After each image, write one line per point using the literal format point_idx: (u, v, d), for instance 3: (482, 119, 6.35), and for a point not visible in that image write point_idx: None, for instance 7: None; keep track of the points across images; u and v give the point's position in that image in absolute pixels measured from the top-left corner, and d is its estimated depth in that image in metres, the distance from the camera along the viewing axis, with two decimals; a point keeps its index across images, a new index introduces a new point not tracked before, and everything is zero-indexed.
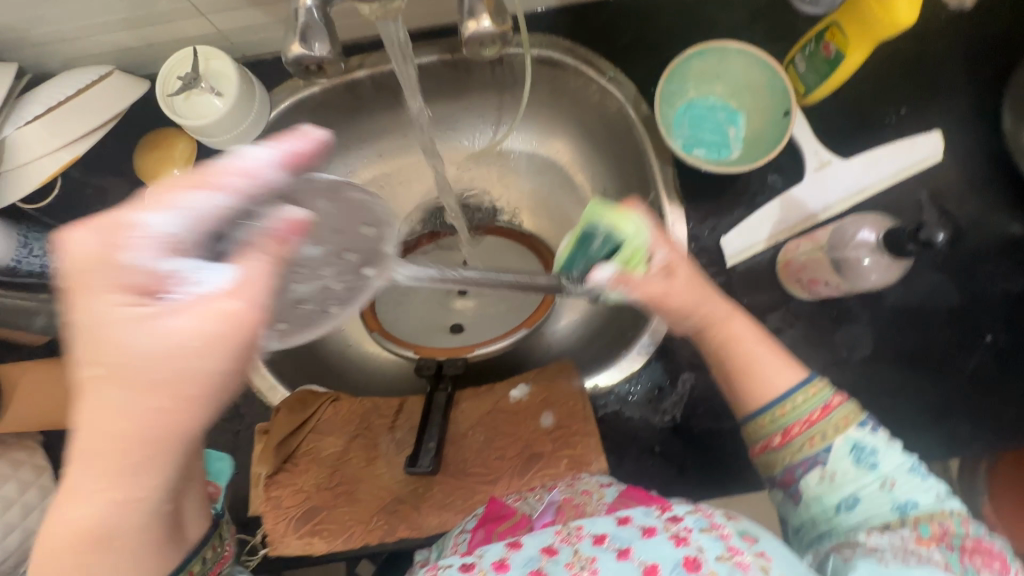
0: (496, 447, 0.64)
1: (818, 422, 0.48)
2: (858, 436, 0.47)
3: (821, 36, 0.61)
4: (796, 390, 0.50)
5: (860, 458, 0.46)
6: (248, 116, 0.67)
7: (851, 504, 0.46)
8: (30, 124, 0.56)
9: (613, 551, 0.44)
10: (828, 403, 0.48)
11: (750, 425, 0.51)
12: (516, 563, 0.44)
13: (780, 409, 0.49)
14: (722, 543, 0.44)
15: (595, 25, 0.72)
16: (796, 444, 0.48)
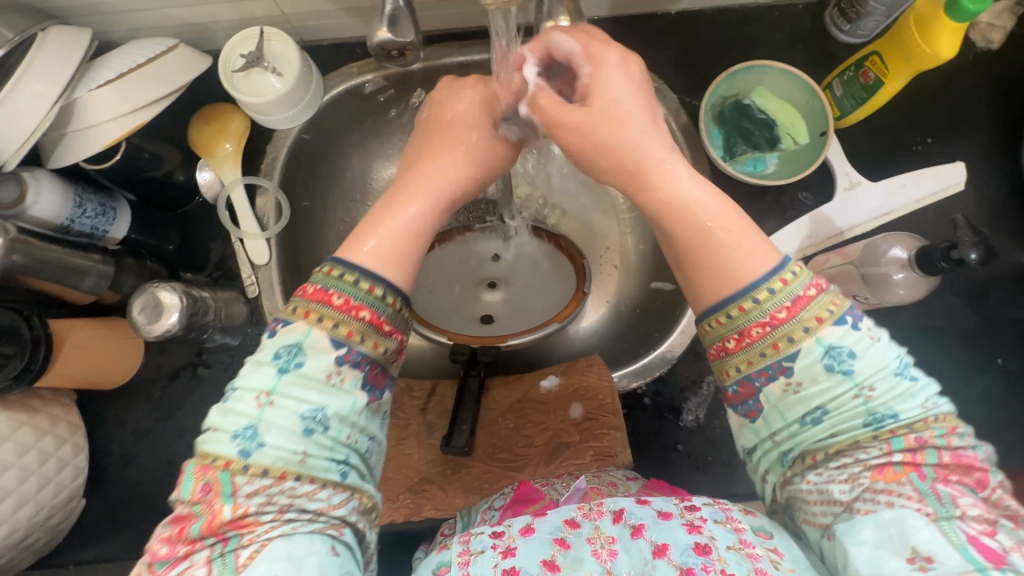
0: (524, 435, 0.66)
1: (784, 323, 0.39)
2: (835, 338, 0.39)
3: (861, 63, 0.64)
4: (766, 281, 0.41)
5: (835, 364, 0.39)
6: (305, 98, 0.69)
7: (819, 417, 0.40)
8: (102, 88, 0.58)
9: (629, 529, 0.45)
10: (803, 293, 0.40)
11: (705, 324, 0.43)
12: (541, 529, 0.46)
13: (740, 305, 0.41)
14: (735, 536, 0.43)
15: (641, 39, 0.75)
16: (750, 351, 0.40)
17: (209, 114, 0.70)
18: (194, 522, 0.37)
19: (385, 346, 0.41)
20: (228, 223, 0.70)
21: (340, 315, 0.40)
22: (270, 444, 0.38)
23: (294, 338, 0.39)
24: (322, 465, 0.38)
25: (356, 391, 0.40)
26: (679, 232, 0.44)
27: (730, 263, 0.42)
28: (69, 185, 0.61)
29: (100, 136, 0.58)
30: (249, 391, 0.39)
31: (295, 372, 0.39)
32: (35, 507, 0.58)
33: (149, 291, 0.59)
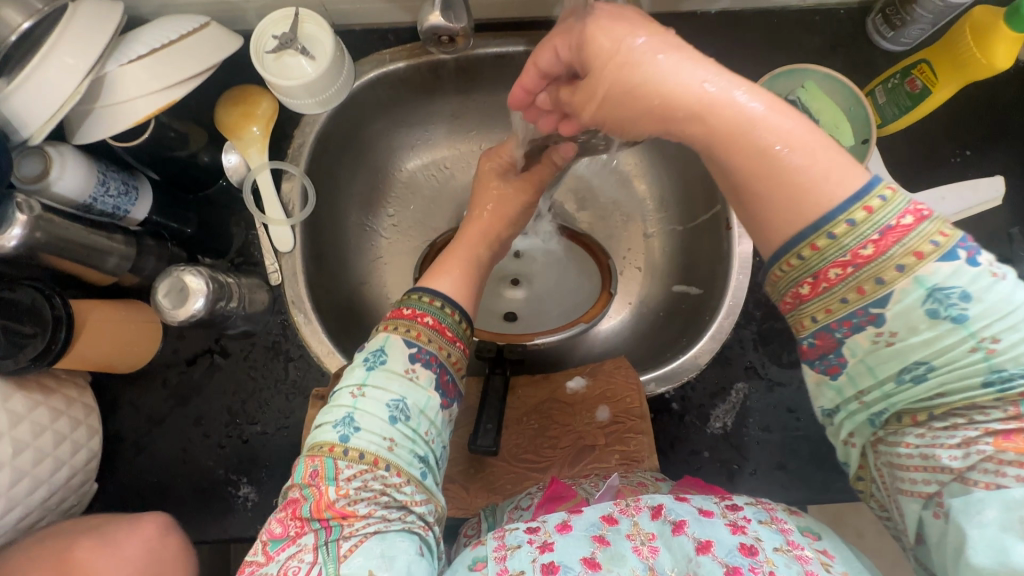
0: (549, 436, 0.65)
1: (869, 262, 0.38)
2: (941, 281, 0.37)
3: (908, 71, 0.64)
4: (848, 210, 0.38)
5: (941, 308, 0.37)
6: (335, 83, 0.67)
7: (922, 374, 0.38)
8: (133, 64, 0.56)
9: (668, 524, 0.44)
10: (894, 223, 0.38)
11: (776, 271, 0.42)
12: (578, 526, 0.45)
13: (811, 245, 0.39)
14: (781, 537, 0.43)
15: (681, 37, 0.73)
16: (830, 297, 0.39)
17: (236, 96, 0.68)
18: (304, 503, 0.44)
19: (448, 349, 0.51)
20: (253, 208, 0.68)
21: (410, 322, 0.51)
22: (364, 429, 0.45)
23: (378, 345, 0.49)
24: (406, 457, 0.45)
25: (430, 389, 0.48)
26: (741, 167, 0.42)
27: (802, 185, 0.40)
28: (92, 162, 0.59)
29: (129, 113, 0.57)
30: (346, 389, 0.47)
31: (382, 368, 0.48)
32: (49, 491, 0.57)
33: (173, 274, 0.59)
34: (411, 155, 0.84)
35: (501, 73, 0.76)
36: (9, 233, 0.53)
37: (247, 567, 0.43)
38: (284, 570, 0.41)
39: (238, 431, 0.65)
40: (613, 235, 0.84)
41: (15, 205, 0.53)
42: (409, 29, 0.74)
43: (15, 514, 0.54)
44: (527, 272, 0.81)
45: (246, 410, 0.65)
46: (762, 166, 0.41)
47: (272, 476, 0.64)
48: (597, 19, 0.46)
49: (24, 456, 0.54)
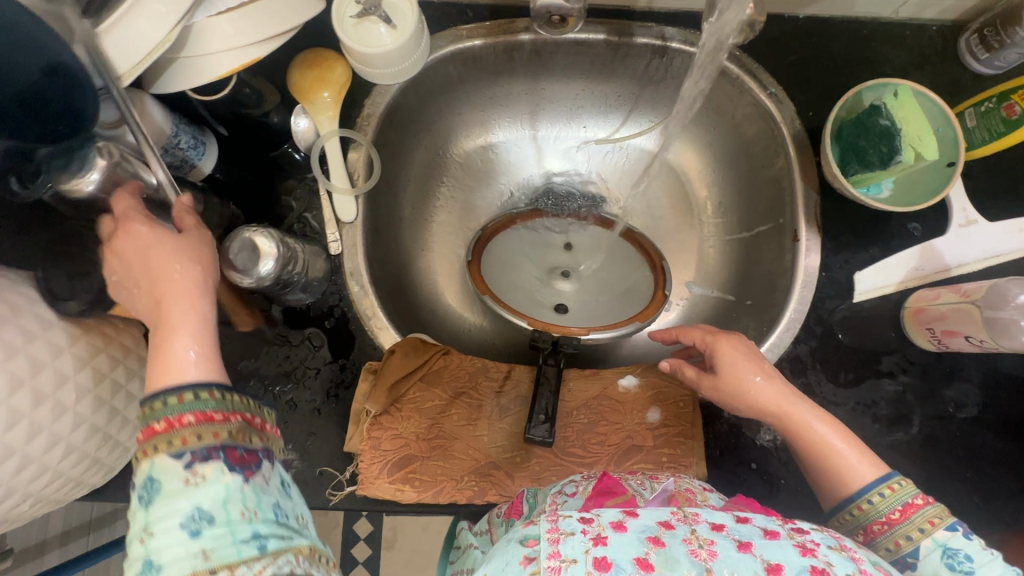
0: (597, 433, 0.64)
1: (898, 523, 0.45)
2: (946, 539, 0.43)
3: (1004, 96, 0.62)
4: (874, 487, 0.47)
5: (954, 564, 0.42)
6: (411, 57, 0.66)
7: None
8: (223, 16, 0.54)
9: (733, 541, 0.40)
10: (894, 512, 0.46)
11: (837, 517, 0.49)
12: (633, 528, 0.41)
13: (858, 505, 0.47)
14: (853, 565, 0.39)
15: (765, 40, 0.72)
16: (893, 536, 0.45)
17: (313, 59, 0.67)
18: None
19: (226, 427, 0.40)
20: (319, 173, 0.67)
21: (168, 435, 0.39)
22: (168, 562, 0.36)
23: (146, 475, 0.38)
24: (242, 534, 0.37)
25: (225, 477, 0.38)
26: (811, 453, 0.51)
27: (842, 473, 0.49)
28: (168, 112, 0.59)
29: (212, 68, 0.56)
30: (134, 540, 0.38)
31: (162, 494, 0.38)
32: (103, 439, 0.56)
33: (243, 236, 0.58)
34: (468, 135, 0.82)
35: (573, 60, 0.75)
36: (88, 177, 0.53)
37: None
38: None
39: (286, 397, 0.64)
40: (666, 237, 0.82)
41: (95, 149, 0.54)
42: (487, 6, 0.72)
43: (72, 457, 0.53)
44: (577, 265, 0.81)
45: (297, 376, 0.65)
46: (828, 452, 0.50)
47: (317, 447, 0.63)
48: (732, 347, 0.56)
49: (84, 402, 0.53)
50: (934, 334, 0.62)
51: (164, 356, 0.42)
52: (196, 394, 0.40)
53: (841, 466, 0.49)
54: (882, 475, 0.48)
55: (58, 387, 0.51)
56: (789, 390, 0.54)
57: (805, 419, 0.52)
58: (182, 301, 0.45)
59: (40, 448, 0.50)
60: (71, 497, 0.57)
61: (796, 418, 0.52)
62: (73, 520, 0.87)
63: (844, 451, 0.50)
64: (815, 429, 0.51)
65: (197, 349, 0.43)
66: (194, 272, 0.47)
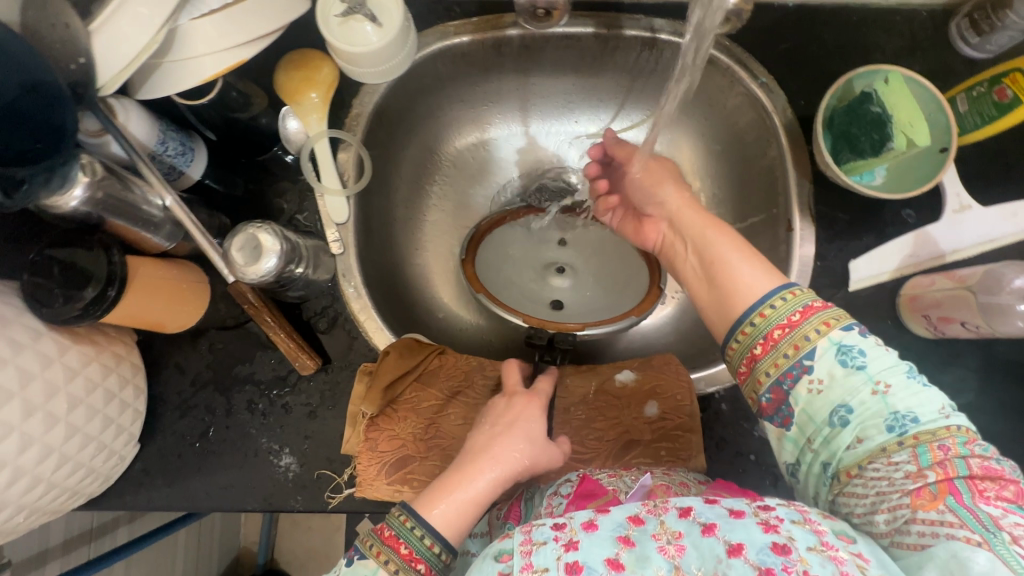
0: (595, 429, 0.64)
1: (797, 326, 0.45)
2: (841, 338, 0.43)
3: (995, 80, 0.62)
4: (777, 294, 0.46)
5: (847, 361, 0.43)
6: (399, 54, 0.66)
7: (845, 417, 0.42)
8: (207, 18, 0.54)
9: (698, 526, 0.41)
10: (786, 321, 0.45)
11: (731, 343, 0.48)
12: (603, 526, 0.42)
13: (758, 316, 0.46)
14: (815, 537, 0.39)
15: (755, 29, 0.71)
16: (793, 340, 0.44)
17: (299, 59, 0.66)
18: None
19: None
20: (309, 175, 0.66)
21: (392, 555, 0.46)
22: None
23: (361, 575, 0.45)
24: None
25: None
26: (721, 282, 0.50)
27: (742, 293, 0.48)
28: (155, 118, 0.59)
29: (197, 71, 0.55)
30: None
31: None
32: (97, 448, 0.56)
33: (248, 231, 0.55)
34: (459, 133, 0.82)
35: (562, 54, 0.74)
36: (72, 194, 0.52)
37: None
38: None
39: (282, 400, 0.64)
40: None
41: (78, 165, 0.52)
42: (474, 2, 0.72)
43: (66, 468, 0.53)
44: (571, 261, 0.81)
45: (292, 380, 0.65)
46: (727, 276, 0.50)
47: (314, 449, 0.63)
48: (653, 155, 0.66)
49: (76, 412, 0.53)
50: (930, 321, 0.62)
51: (449, 493, 0.48)
52: (422, 536, 0.46)
53: (737, 288, 0.48)
54: (782, 285, 0.47)
55: (49, 398, 0.50)
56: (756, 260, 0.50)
57: (731, 263, 0.50)
58: (503, 458, 0.51)
59: (33, 459, 0.50)
60: (66, 508, 0.57)
61: (716, 251, 0.52)
62: (73, 530, 0.86)
63: (754, 281, 0.48)
64: (738, 270, 0.49)
65: (489, 477, 0.50)
66: (528, 428, 0.54)
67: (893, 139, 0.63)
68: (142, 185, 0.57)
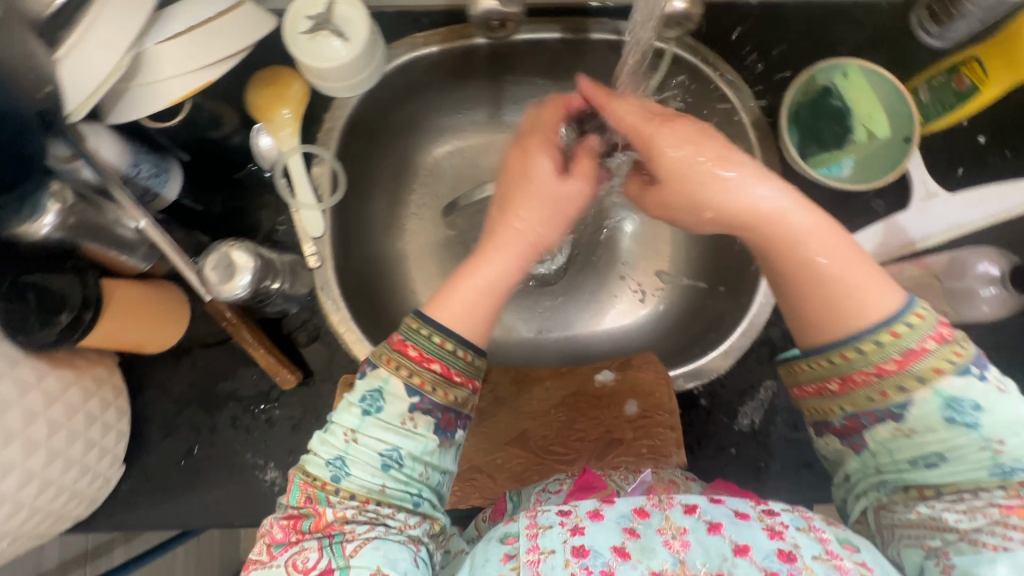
0: (576, 429, 0.65)
1: (891, 373, 0.43)
2: (954, 390, 0.42)
3: (955, 69, 0.63)
4: (902, 313, 0.44)
5: (955, 414, 0.42)
6: (367, 68, 0.66)
7: (937, 461, 0.43)
8: (171, 42, 0.55)
9: (704, 524, 0.42)
10: (917, 346, 0.43)
11: (801, 364, 0.48)
12: (609, 516, 0.43)
13: (842, 354, 0.45)
14: (819, 545, 0.40)
15: (721, 27, 0.72)
16: (880, 386, 0.43)
17: (268, 76, 0.67)
18: (305, 519, 0.46)
19: (457, 394, 0.49)
20: (284, 191, 0.67)
21: (415, 366, 0.48)
22: (354, 474, 0.46)
23: (376, 384, 0.48)
24: (397, 496, 0.47)
25: (429, 435, 0.48)
26: (788, 273, 0.49)
27: (825, 285, 0.47)
28: (127, 142, 0.59)
29: (164, 94, 0.55)
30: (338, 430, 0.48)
31: (376, 415, 0.47)
32: (81, 472, 0.57)
33: (221, 249, 0.56)
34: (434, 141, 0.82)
35: (533, 60, 0.75)
36: (43, 220, 0.52)
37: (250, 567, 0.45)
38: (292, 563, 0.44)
39: (265, 415, 0.65)
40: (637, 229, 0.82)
41: (49, 193, 0.52)
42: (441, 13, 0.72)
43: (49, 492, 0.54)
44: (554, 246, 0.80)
45: (273, 394, 0.65)
46: (809, 275, 0.48)
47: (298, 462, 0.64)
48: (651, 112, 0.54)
49: (56, 436, 0.53)
50: None
51: (453, 291, 0.52)
52: (450, 349, 0.49)
53: (826, 285, 0.47)
54: (906, 302, 0.45)
55: (28, 424, 0.51)
56: (860, 257, 0.47)
57: (795, 240, 0.48)
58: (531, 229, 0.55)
59: (14, 486, 0.50)
60: (53, 532, 0.58)
61: (776, 229, 0.49)
62: (68, 551, 0.87)
63: (797, 225, 0.48)
64: (755, 194, 0.49)
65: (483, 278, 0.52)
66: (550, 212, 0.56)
67: (855, 132, 0.66)
68: (115, 208, 0.57)
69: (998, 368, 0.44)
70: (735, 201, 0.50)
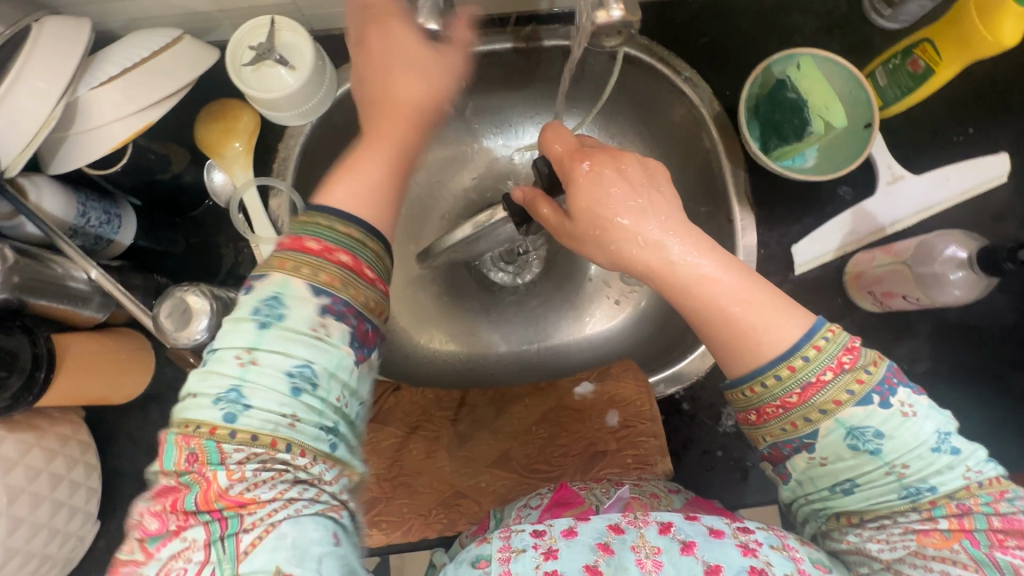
0: (558, 445, 0.64)
1: (796, 406, 0.42)
2: (853, 419, 0.41)
3: (909, 51, 0.62)
4: (802, 345, 0.43)
5: (858, 442, 0.41)
6: (317, 94, 0.65)
7: (849, 488, 0.43)
8: (106, 86, 0.53)
9: (678, 543, 0.41)
10: (815, 378, 0.42)
11: (737, 392, 0.45)
12: (584, 532, 0.43)
13: (751, 387, 0.44)
14: (792, 564, 0.40)
15: (674, 25, 0.71)
16: (789, 419, 0.43)
17: (216, 111, 0.65)
18: (186, 493, 0.37)
19: (369, 294, 0.44)
20: (243, 227, 0.66)
21: (321, 261, 0.42)
22: (256, 406, 0.38)
23: (275, 291, 0.41)
24: (311, 433, 0.39)
25: (344, 347, 0.41)
26: (695, 313, 0.46)
27: (739, 324, 0.44)
28: (71, 191, 0.57)
29: (104, 140, 0.54)
30: (231, 355, 0.39)
31: (280, 327, 0.40)
32: (49, 536, 0.55)
33: (175, 295, 0.55)
34: None
35: (487, 72, 0.73)
36: None
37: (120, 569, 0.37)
38: (166, 572, 0.36)
39: None
40: None
41: None
42: None
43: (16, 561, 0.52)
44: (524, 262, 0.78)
45: None
46: (716, 309, 0.45)
47: None
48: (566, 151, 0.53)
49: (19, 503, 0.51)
50: (875, 297, 0.63)
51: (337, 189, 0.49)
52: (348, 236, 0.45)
53: (740, 331, 0.44)
54: (810, 329, 0.43)
55: None
56: (755, 283, 0.46)
57: (687, 272, 0.46)
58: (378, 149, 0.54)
59: None
60: None
61: (676, 275, 0.46)
62: None
63: (715, 276, 0.46)
64: (671, 253, 0.46)
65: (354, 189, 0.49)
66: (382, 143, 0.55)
67: (812, 123, 0.63)
68: (64, 262, 0.55)
69: (908, 389, 0.42)
70: (640, 240, 0.47)
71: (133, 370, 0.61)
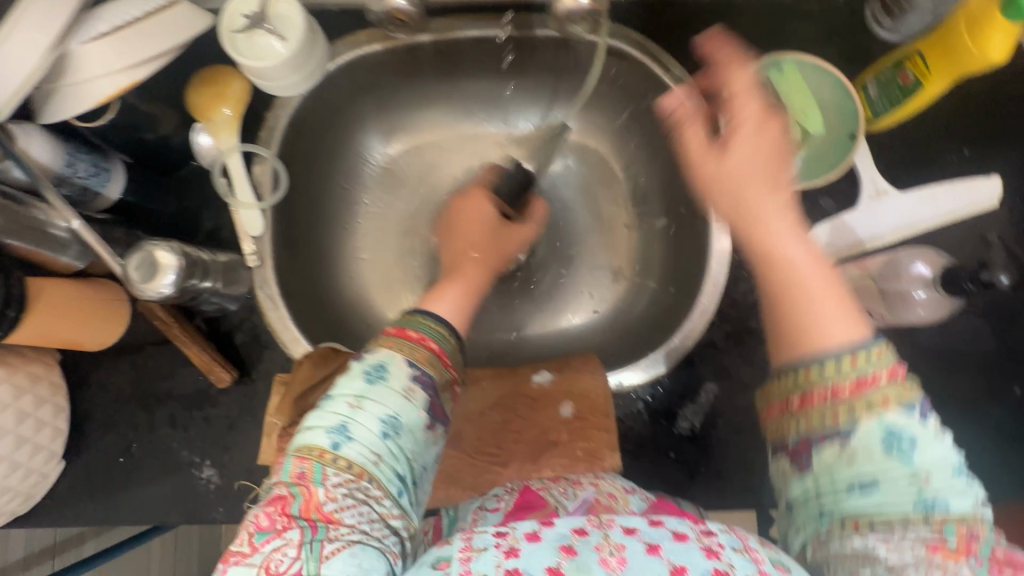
0: (511, 431, 0.64)
1: (846, 397, 0.39)
2: (895, 421, 0.38)
3: (900, 63, 0.60)
4: (855, 344, 0.40)
5: (891, 444, 0.38)
6: (305, 66, 0.66)
7: (868, 487, 0.38)
8: (97, 42, 0.55)
9: (643, 544, 0.39)
10: (869, 375, 0.39)
11: (775, 379, 0.43)
12: (547, 536, 0.41)
13: (805, 373, 0.41)
14: (754, 565, 0.39)
15: (668, 22, 0.70)
16: (830, 411, 0.39)
17: (208, 76, 0.67)
18: (292, 501, 0.41)
19: (444, 376, 0.49)
20: (221, 190, 0.67)
21: (415, 344, 0.49)
22: (356, 440, 0.43)
23: (379, 360, 0.47)
24: (387, 474, 0.43)
25: (420, 411, 0.46)
26: (772, 291, 0.45)
27: (803, 311, 0.43)
28: (60, 140, 0.59)
29: (92, 94, 0.56)
30: (340, 399, 0.45)
31: (385, 386, 0.45)
32: (11, 468, 0.58)
33: (144, 248, 0.57)
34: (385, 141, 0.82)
35: (480, 58, 0.74)
36: None
37: (230, 558, 0.40)
38: (268, 563, 0.39)
39: (203, 413, 0.65)
40: (587, 230, 0.80)
41: None
42: None
43: None
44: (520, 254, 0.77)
45: (212, 393, 0.66)
46: (792, 295, 0.44)
47: (233, 461, 0.65)
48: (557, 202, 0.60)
49: None
50: None
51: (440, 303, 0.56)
52: (433, 333, 0.50)
53: (806, 322, 0.42)
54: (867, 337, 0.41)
55: None
56: (827, 272, 0.45)
57: (787, 246, 0.45)
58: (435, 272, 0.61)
59: None
60: None
61: (782, 254, 0.45)
62: None
63: (798, 257, 0.45)
64: (788, 250, 0.45)
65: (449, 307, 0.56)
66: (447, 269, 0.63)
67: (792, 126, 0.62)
68: (45, 208, 0.57)
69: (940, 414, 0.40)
70: (766, 216, 0.47)
71: (106, 317, 0.63)
